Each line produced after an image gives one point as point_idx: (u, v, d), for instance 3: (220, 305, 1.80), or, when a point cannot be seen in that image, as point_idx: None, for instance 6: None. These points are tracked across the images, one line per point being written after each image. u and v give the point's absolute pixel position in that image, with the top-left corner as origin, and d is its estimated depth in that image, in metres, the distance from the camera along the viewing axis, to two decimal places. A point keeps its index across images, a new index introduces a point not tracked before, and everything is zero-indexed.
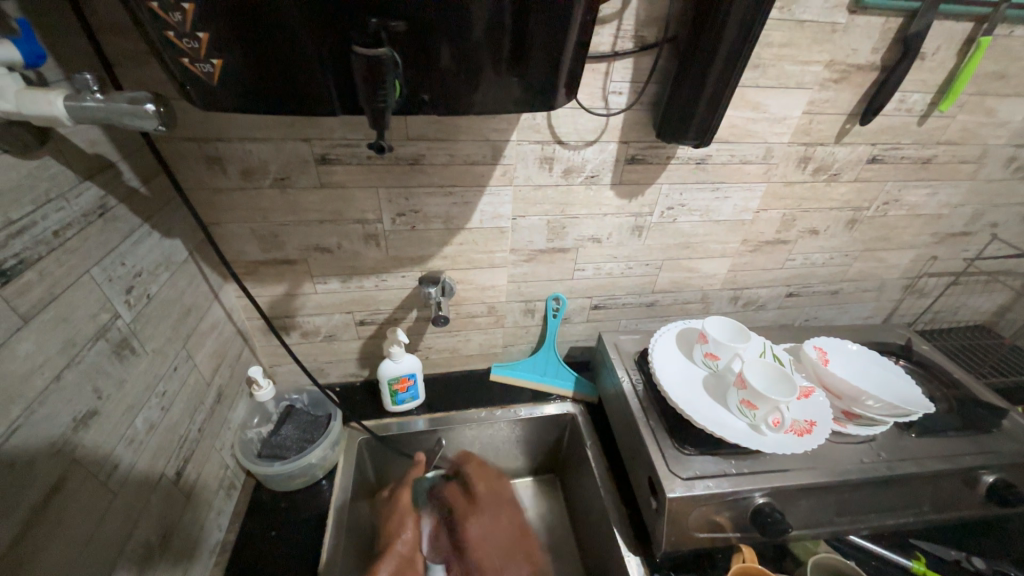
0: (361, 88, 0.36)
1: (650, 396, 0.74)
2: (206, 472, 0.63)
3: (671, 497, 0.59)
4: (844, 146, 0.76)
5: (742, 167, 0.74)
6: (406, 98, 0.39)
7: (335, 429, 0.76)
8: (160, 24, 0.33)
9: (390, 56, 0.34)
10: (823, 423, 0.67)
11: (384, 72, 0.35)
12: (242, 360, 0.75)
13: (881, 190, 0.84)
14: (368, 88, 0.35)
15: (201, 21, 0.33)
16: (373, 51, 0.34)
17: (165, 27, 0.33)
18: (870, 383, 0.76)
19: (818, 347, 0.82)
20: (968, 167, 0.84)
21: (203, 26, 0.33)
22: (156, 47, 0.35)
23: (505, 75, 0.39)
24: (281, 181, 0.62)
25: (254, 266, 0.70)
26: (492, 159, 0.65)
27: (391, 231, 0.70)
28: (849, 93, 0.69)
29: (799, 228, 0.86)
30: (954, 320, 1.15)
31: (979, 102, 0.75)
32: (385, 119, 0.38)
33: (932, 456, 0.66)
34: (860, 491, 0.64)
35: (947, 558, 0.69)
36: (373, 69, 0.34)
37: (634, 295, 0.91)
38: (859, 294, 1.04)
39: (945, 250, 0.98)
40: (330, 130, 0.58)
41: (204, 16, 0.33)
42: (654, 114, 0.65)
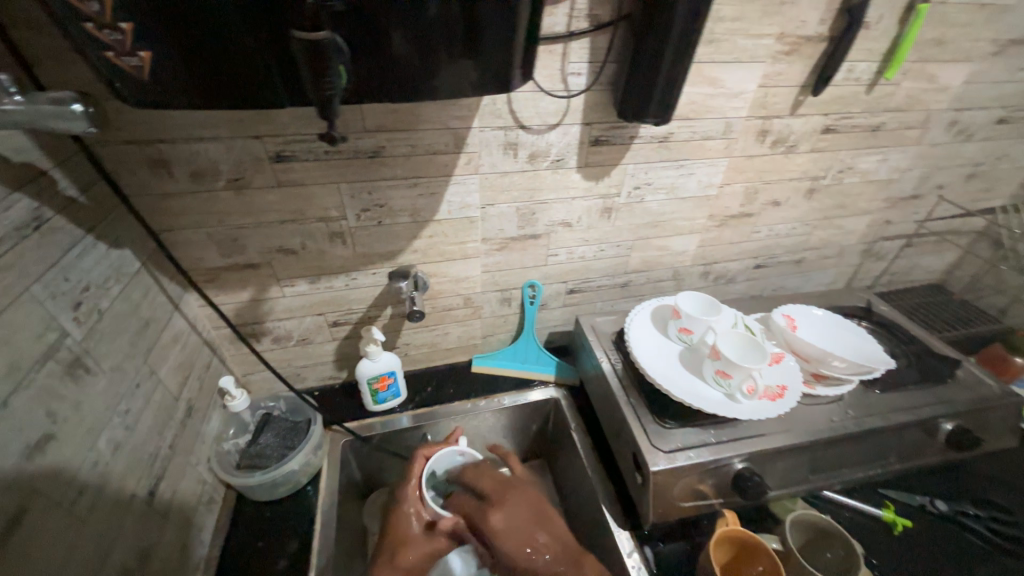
0: (306, 75, 0.35)
1: (630, 374, 0.75)
2: (182, 488, 0.61)
3: (654, 469, 0.61)
4: (799, 118, 0.78)
5: (704, 143, 0.75)
6: (354, 87, 0.38)
7: (316, 433, 0.74)
8: (78, 14, 0.31)
9: (333, 40, 0.33)
10: (794, 386, 0.70)
11: (328, 58, 0.33)
12: (211, 371, 0.72)
13: (836, 159, 0.87)
14: (313, 75, 0.34)
15: (123, 10, 0.31)
16: (314, 35, 0.32)
17: (84, 18, 0.31)
18: (836, 345, 0.80)
19: (787, 314, 0.85)
20: (915, 132, 0.88)
21: (126, 15, 0.31)
22: (78, 42, 0.33)
23: (458, 58, 0.38)
24: (234, 182, 0.59)
25: (215, 272, 0.67)
26: (455, 148, 0.64)
27: (357, 227, 0.68)
28: (801, 64, 0.71)
29: (762, 200, 0.89)
30: (910, 280, 1.21)
31: (921, 69, 0.78)
32: (331, 103, 0.37)
33: (895, 409, 0.70)
34: (831, 448, 0.67)
35: (914, 504, 0.73)
36: (317, 57, 0.33)
37: (609, 277, 0.91)
38: (821, 262, 1.08)
39: (897, 213, 1.03)
40: (283, 125, 0.56)
41: (128, 4, 0.30)
42: (614, 94, 0.65)
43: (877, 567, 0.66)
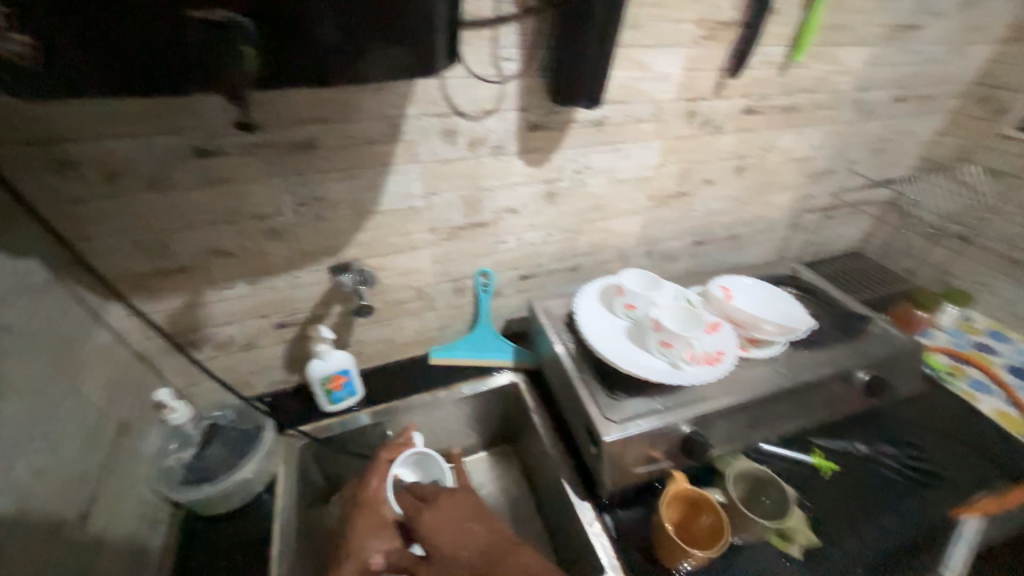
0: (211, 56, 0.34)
1: (582, 353, 0.78)
2: (121, 510, 0.57)
3: (607, 440, 0.64)
4: (723, 99, 0.83)
5: (638, 126, 0.79)
6: (267, 71, 0.37)
7: (268, 439, 0.71)
8: None
9: (236, 20, 0.33)
10: (730, 350, 0.75)
11: (233, 38, 0.33)
12: (146, 385, 0.68)
13: (759, 138, 0.93)
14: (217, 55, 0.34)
15: None
16: (211, 14, 0.32)
17: None
18: (767, 309, 0.86)
19: (723, 285, 0.90)
20: (825, 111, 0.95)
21: None
22: None
23: (378, 41, 0.38)
24: (154, 182, 0.56)
25: (141, 280, 0.63)
26: (392, 137, 0.63)
27: (296, 224, 0.66)
28: (720, 49, 0.75)
29: (696, 179, 0.94)
30: (833, 249, 1.32)
31: (826, 52, 0.85)
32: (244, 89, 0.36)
33: (818, 364, 0.77)
34: (767, 405, 0.73)
35: (838, 448, 0.81)
36: (218, 34, 0.33)
37: (559, 261, 0.94)
38: (754, 236, 1.16)
39: (817, 187, 1.12)
40: (204, 118, 0.53)
41: None
42: (547, 79, 0.66)
43: (809, 506, 0.73)
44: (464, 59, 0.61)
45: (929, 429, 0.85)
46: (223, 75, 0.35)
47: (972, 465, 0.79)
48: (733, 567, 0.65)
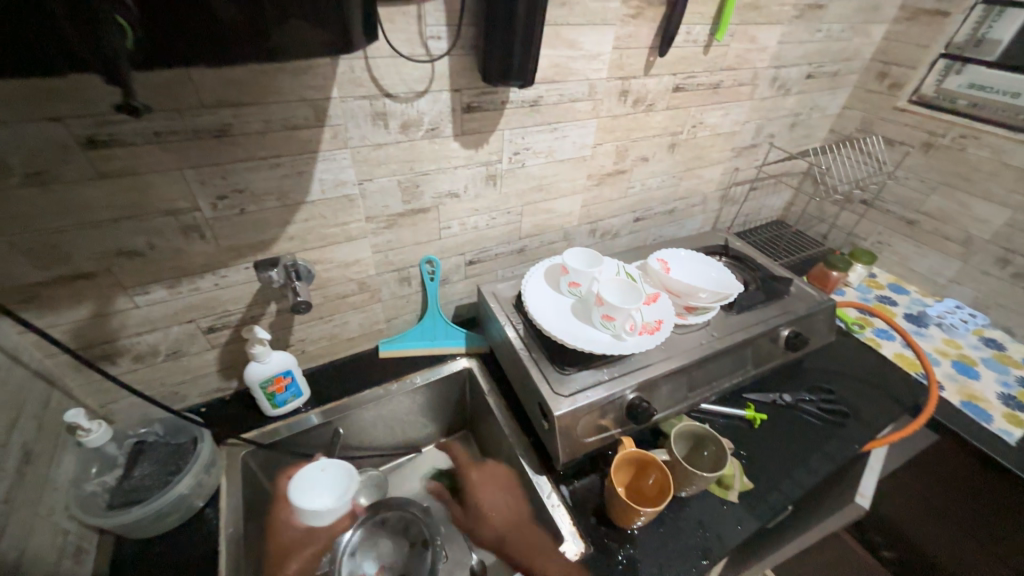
0: (71, 28, 0.29)
1: (531, 333, 0.79)
2: (33, 546, 0.52)
3: (558, 414, 0.66)
4: (653, 78, 0.85)
5: (573, 106, 0.79)
6: (145, 42, 0.32)
7: (205, 451, 0.67)
8: None
9: None
10: (669, 319, 0.79)
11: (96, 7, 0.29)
12: (53, 408, 0.61)
13: (689, 116, 0.97)
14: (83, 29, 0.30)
15: None
16: None
17: None
18: (701, 279, 0.91)
19: (661, 258, 0.94)
20: (747, 88, 1.01)
21: None
22: None
23: (283, 13, 0.35)
24: (35, 177, 0.49)
25: (32, 290, 0.55)
26: (317, 121, 0.60)
27: (216, 219, 0.61)
28: (646, 27, 0.77)
29: (633, 157, 0.96)
30: (759, 219, 1.42)
31: (744, 31, 0.89)
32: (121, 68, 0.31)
33: (747, 326, 0.84)
34: (703, 367, 0.78)
35: (768, 400, 0.88)
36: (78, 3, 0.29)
37: (504, 244, 0.94)
38: (689, 210, 1.22)
39: (743, 161, 1.19)
40: (89, 103, 0.47)
41: None
42: (477, 58, 0.65)
43: (745, 456, 0.79)
44: (387, 36, 0.57)
45: (843, 375, 0.95)
46: (94, 52, 0.30)
47: (877, 403, 0.90)
48: (679, 518, 0.70)
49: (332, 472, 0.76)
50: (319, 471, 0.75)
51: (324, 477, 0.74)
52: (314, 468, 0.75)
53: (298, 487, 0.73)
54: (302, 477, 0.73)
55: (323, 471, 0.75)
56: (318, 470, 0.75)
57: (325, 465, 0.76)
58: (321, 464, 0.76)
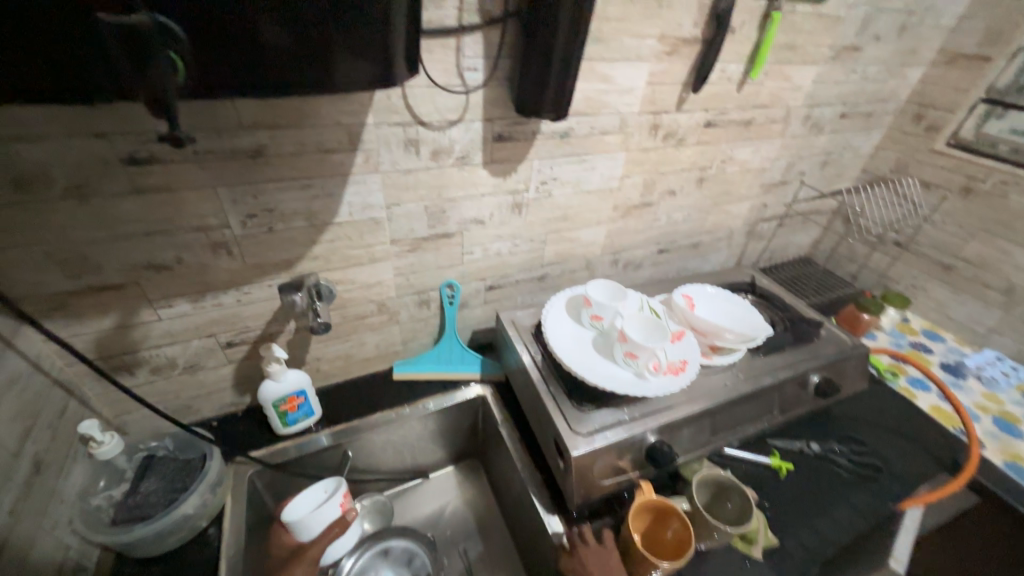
0: (122, 60, 0.29)
1: (549, 365, 0.77)
2: (33, 561, 0.51)
3: (575, 454, 0.63)
4: (684, 113, 0.84)
5: (603, 138, 0.79)
6: (195, 76, 0.32)
7: (213, 469, 0.65)
8: None
9: (153, 22, 0.28)
10: (694, 360, 0.76)
11: (151, 43, 0.29)
12: (69, 417, 0.61)
13: (718, 151, 0.96)
14: (132, 62, 0.29)
15: None
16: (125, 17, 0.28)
17: None
18: (728, 318, 0.88)
19: (686, 294, 0.91)
20: (779, 126, 1.00)
21: None
22: None
23: (329, 48, 0.35)
24: (75, 191, 0.50)
25: (61, 299, 0.56)
26: (350, 145, 0.60)
27: (244, 236, 0.61)
28: (681, 64, 0.76)
29: (660, 190, 0.95)
30: (786, 256, 1.38)
31: (779, 70, 0.89)
32: (167, 98, 0.32)
33: (775, 371, 0.80)
34: (727, 411, 0.75)
35: (795, 449, 0.84)
36: (132, 40, 0.28)
37: (526, 271, 0.93)
38: (715, 244, 1.19)
39: (772, 198, 1.17)
40: (133, 123, 0.48)
41: None
42: (511, 89, 0.65)
43: (769, 509, 0.74)
44: (425, 66, 0.58)
45: (877, 427, 0.90)
46: (142, 82, 0.31)
47: (913, 459, 0.84)
48: (698, 572, 0.65)
49: (328, 490, 0.71)
50: (320, 490, 0.71)
51: (316, 494, 0.70)
52: (316, 486, 0.71)
53: (296, 501, 0.69)
54: (302, 492, 0.70)
55: (321, 489, 0.70)
56: (319, 487, 0.71)
57: (327, 483, 0.72)
58: (323, 483, 0.72)
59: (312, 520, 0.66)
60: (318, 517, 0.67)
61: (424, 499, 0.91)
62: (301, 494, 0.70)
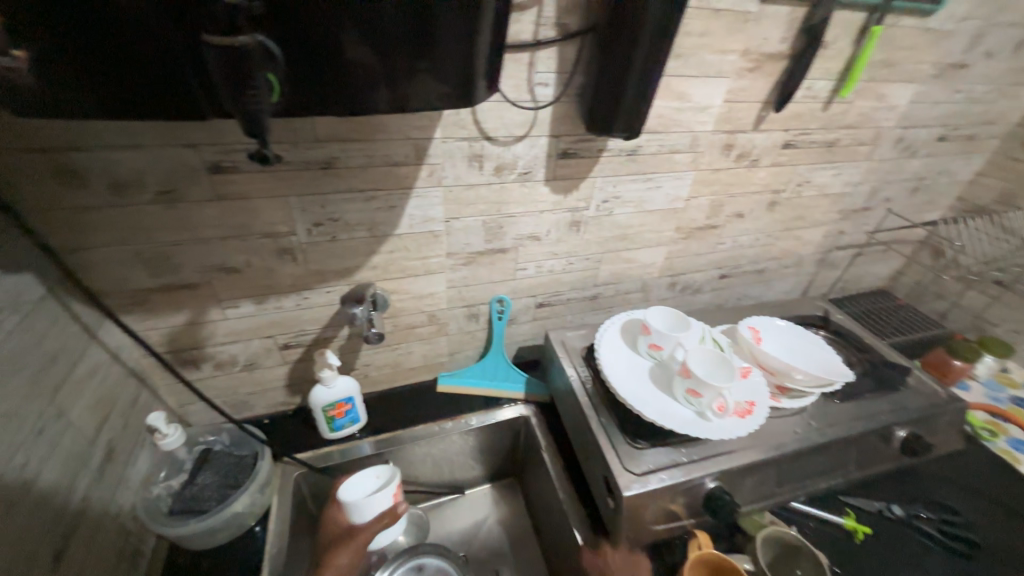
0: (221, 83, 0.30)
1: (600, 393, 0.73)
2: (98, 546, 0.53)
3: (627, 494, 0.59)
4: (762, 133, 0.79)
5: (672, 157, 0.75)
6: (287, 97, 0.33)
7: (263, 469, 0.67)
8: None
9: (258, 45, 0.28)
10: (762, 402, 0.70)
11: (252, 65, 0.29)
12: (139, 406, 0.64)
13: (796, 173, 0.89)
14: (231, 86, 0.30)
15: (14, 29, 0.26)
16: (232, 41, 0.28)
17: None
18: (798, 356, 0.80)
19: (752, 326, 0.85)
20: (866, 148, 0.91)
21: (20, 40, 0.26)
22: None
23: (413, 69, 0.34)
24: (164, 196, 0.52)
25: (142, 295, 0.59)
26: (416, 159, 0.60)
27: (309, 243, 0.62)
28: (763, 81, 0.71)
29: (727, 213, 0.89)
30: (861, 287, 1.27)
31: (872, 89, 0.81)
32: (261, 119, 0.32)
33: (853, 420, 0.72)
34: (796, 461, 0.68)
35: (872, 509, 0.75)
36: (236, 63, 0.29)
37: (578, 290, 0.89)
38: (782, 271, 1.11)
39: (850, 225, 1.07)
40: (219, 134, 0.50)
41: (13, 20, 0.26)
42: (581, 105, 0.63)
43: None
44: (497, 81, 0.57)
45: (973, 493, 0.78)
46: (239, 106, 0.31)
47: (1017, 536, 0.73)
48: None
49: (381, 478, 0.71)
50: (374, 475, 0.71)
51: (371, 480, 0.70)
52: (370, 471, 0.72)
53: (351, 482, 0.70)
54: (357, 475, 0.71)
55: (375, 475, 0.71)
56: (373, 473, 0.71)
57: (380, 470, 0.72)
58: (377, 469, 0.72)
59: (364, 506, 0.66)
60: (371, 499, 0.66)
61: (458, 514, 0.88)
62: (356, 476, 0.71)
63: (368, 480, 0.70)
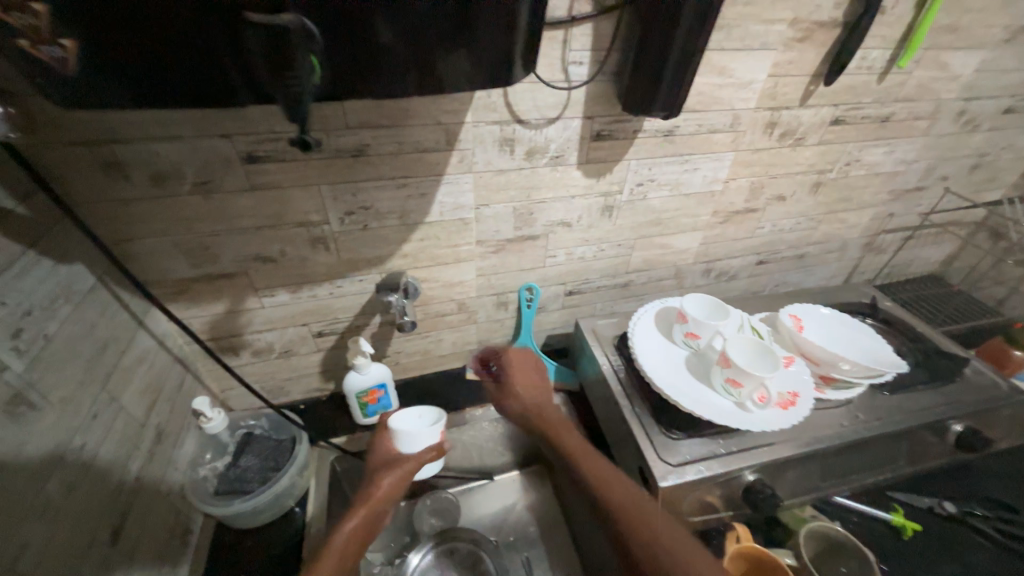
0: (262, 65, 0.29)
1: (634, 382, 0.71)
2: (151, 523, 0.56)
3: (663, 485, 0.58)
4: (809, 109, 0.74)
5: (710, 137, 0.71)
6: (329, 80, 0.32)
7: (302, 453, 0.68)
8: (6, 29, 0.26)
9: (300, 25, 0.27)
10: (807, 393, 0.67)
11: (294, 45, 0.28)
12: (184, 391, 0.67)
13: (844, 152, 0.83)
14: (273, 67, 0.29)
15: (58, 20, 0.26)
16: (274, 21, 0.27)
17: (14, 34, 0.27)
18: (845, 346, 0.76)
19: (793, 314, 0.81)
20: (923, 123, 0.84)
21: (64, 30, 0.26)
22: None
23: (450, 48, 0.33)
24: (202, 186, 0.53)
25: (183, 284, 0.61)
26: (446, 145, 0.59)
27: (341, 232, 0.63)
28: (813, 52, 0.66)
29: (767, 196, 0.85)
30: (909, 273, 1.19)
31: (934, 57, 0.75)
32: (304, 103, 0.31)
33: (906, 413, 0.68)
34: (841, 455, 0.65)
35: (923, 505, 0.71)
36: (277, 42, 0.28)
37: (609, 277, 0.87)
38: (824, 256, 1.05)
39: (901, 206, 1.00)
40: (253, 123, 0.50)
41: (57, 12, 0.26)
42: (617, 84, 0.60)
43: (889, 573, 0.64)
44: None
45: None
46: (282, 90, 0.31)
47: None
48: None
49: (426, 418, 0.70)
50: (419, 414, 0.70)
51: (418, 418, 0.69)
52: (415, 409, 0.71)
53: (400, 415, 0.70)
54: (404, 411, 0.71)
55: (420, 414, 0.70)
56: (419, 412, 0.71)
57: (424, 411, 0.71)
58: (421, 409, 0.71)
59: (414, 437, 0.66)
60: (422, 433, 0.66)
61: None
62: (403, 411, 0.71)
63: (414, 416, 0.70)
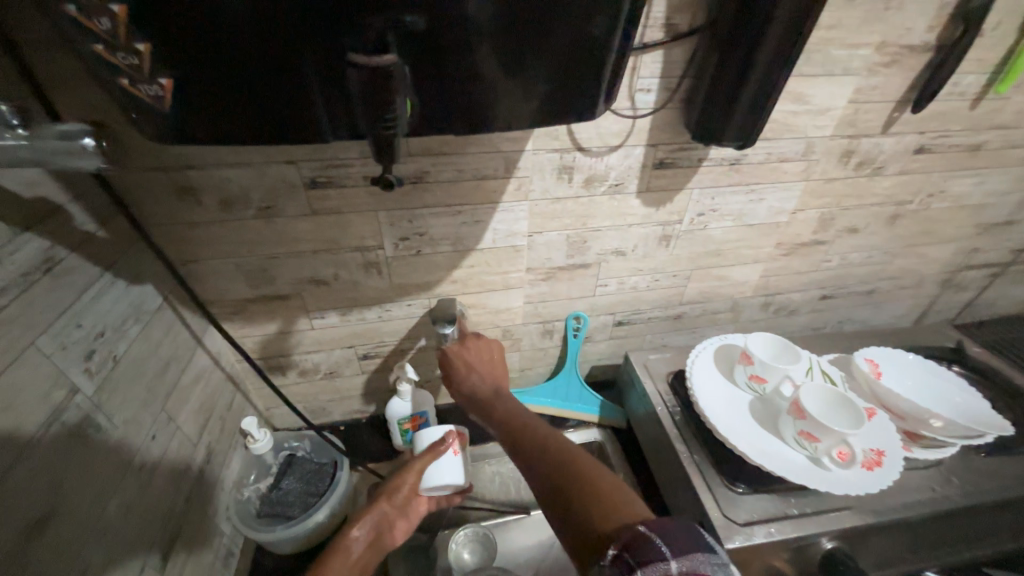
0: (359, 106, 0.29)
1: (692, 426, 0.66)
2: (198, 545, 0.56)
3: (729, 548, 0.52)
4: (891, 137, 0.68)
5: (780, 165, 0.67)
6: (419, 117, 0.32)
7: (343, 480, 0.67)
8: (112, 71, 0.27)
9: (400, 66, 0.27)
10: (893, 452, 0.59)
11: (393, 87, 0.27)
12: (234, 409, 0.67)
13: (926, 182, 0.77)
14: (367, 107, 0.28)
15: (160, 62, 0.26)
16: (375, 63, 0.26)
17: (119, 75, 0.27)
18: (930, 398, 0.68)
19: (869, 358, 0.73)
20: (1020, 152, 0.77)
21: (165, 71, 0.27)
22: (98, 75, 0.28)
23: (533, 84, 0.32)
24: (266, 211, 0.54)
25: (241, 304, 0.62)
26: (505, 172, 0.58)
27: (393, 257, 0.62)
28: (899, 77, 0.61)
29: (838, 227, 0.79)
30: (994, 312, 1.08)
31: None
32: (395, 141, 0.31)
33: (1010, 480, 0.60)
34: (933, 525, 0.58)
35: None
36: (375, 83, 0.27)
37: (662, 308, 0.83)
38: (896, 292, 0.97)
39: (988, 241, 0.91)
40: (318, 150, 0.50)
41: (161, 55, 0.26)
42: (686, 112, 0.57)
43: None
44: None
45: None
46: (373, 131, 0.30)
47: None
48: None
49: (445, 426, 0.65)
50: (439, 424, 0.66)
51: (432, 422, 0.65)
52: None
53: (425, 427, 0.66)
54: None
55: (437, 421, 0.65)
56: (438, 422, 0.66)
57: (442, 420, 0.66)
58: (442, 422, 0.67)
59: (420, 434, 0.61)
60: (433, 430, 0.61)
61: None
62: None
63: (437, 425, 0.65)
